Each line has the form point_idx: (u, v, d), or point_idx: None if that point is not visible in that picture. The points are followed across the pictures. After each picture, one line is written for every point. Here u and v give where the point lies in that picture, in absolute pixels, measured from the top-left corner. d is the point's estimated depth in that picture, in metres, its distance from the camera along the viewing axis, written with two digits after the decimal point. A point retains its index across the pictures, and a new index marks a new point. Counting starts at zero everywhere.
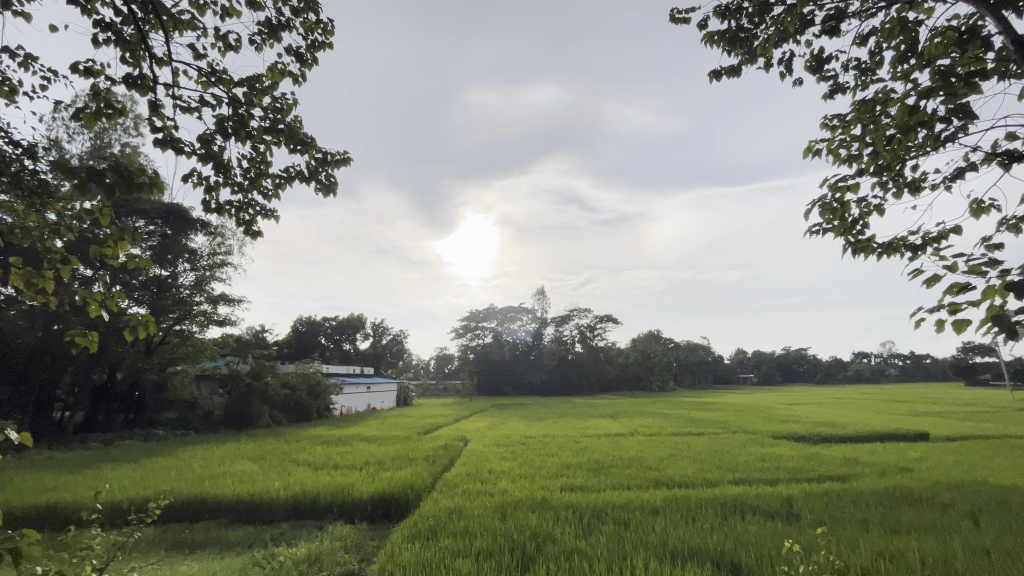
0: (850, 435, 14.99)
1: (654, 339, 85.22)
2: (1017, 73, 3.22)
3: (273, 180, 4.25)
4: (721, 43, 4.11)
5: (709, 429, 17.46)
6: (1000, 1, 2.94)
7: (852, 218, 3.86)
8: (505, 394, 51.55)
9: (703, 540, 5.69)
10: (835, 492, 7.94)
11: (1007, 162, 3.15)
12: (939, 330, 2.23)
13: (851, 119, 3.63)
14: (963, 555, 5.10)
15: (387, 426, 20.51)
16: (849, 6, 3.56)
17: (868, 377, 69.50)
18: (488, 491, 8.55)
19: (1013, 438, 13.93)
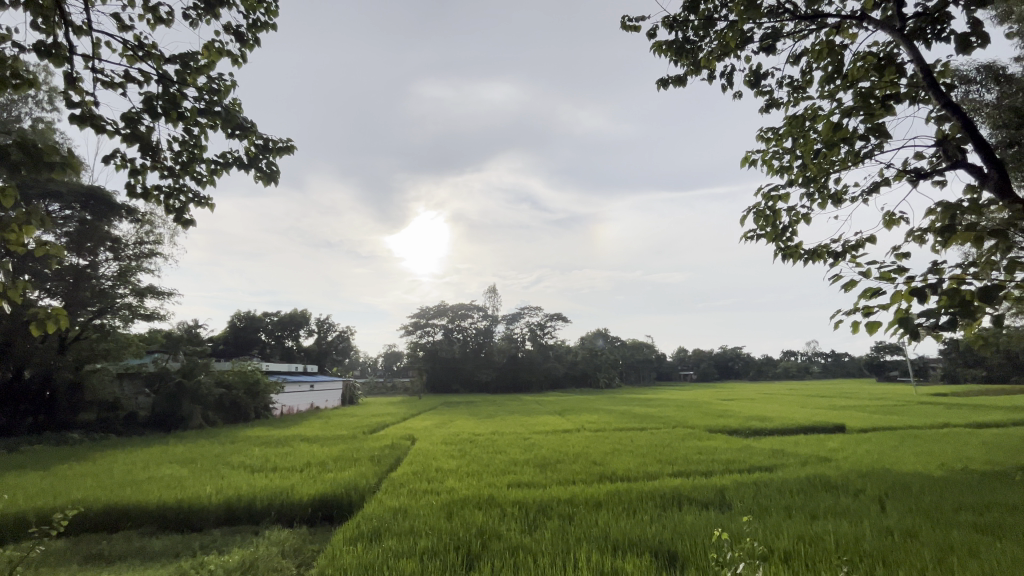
0: (778, 428, 16.08)
1: (602, 338, 87.54)
2: (926, 99, 3.55)
3: (207, 165, 4.02)
4: (668, 53, 4.23)
5: (651, 424, 18.17)
6: (913, 31, 3.24)
7: (782, 226, 4.11)
8: (455, 392, 51.27)
9: (644, 531, 5.90)
10: (763, 482, 8.49)
11: (915, 179, 3.48)
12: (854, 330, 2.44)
13: (783, 132, 3.87)
14: (870, 535, 5.62)
15: (330, 426, 19.83)
16: (785, 25, 3.78)
17: (795, 373, 74.73)
18: (435, 490, 8.47)
19: (915, 429, 15.44)
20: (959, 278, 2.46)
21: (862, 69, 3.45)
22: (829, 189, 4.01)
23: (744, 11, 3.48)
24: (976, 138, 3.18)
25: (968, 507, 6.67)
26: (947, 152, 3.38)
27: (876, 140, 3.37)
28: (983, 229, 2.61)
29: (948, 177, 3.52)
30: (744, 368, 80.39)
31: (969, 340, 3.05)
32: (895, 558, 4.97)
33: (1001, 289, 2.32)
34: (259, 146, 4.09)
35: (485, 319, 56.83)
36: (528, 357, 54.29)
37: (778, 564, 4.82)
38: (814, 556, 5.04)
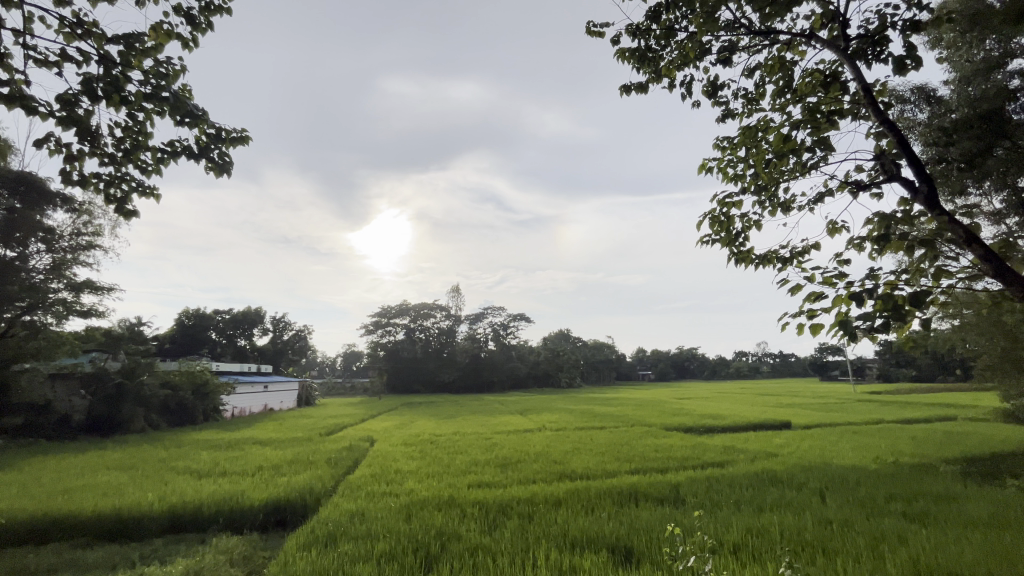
0: (729, 426, 16.74)
1: (564, 339, 88.59)
2: (866, 116, 3.77)
3: (153, 153, 3.81)
4: (630, 60, 4.30)
5: (610, 423, 18.53)
6: (855, 51, 3.44)
7: (736, 231, 4.25)
8: (416, 392, 50.58)
9: (602, 528, 6.00)
10: (715, 477, 8.82)
11: (855, 190, 3.69)
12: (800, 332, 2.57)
13: (737, 142, 4.01)
14: (812, 525, 5.95)
15: (284, 428, 19.13)
16: (740, 40, 3.92)
17: (746, 373, 78.11)
18: (393, 492, 8.32)
19: (852, 425, 16.45)
20: (892, 283, 2.65)
21: (810, 85, 3.62)
22: (778, 198, 4.18)
23: (702, 23, 3.58)
24: (910, 154, 3.41)
25: (898, 498, 7.17)
26: (884, 166, 3.61)
27: (821, 153, 3.56)
28: (913, 238, 2.82)
29: (884, 190, 3.76)
30: (699, 368, 83.28)
31: (901, 342, 3.27)
32: (832, 546, 5.29)
33: (929, 294, 2.52)
34: (211, 135, 3.92)
35: (448, 319, 56.31)
36: (491, 357, 54.24)
37: (727, 556, 5.02)
38: (760, 547, 5.28)
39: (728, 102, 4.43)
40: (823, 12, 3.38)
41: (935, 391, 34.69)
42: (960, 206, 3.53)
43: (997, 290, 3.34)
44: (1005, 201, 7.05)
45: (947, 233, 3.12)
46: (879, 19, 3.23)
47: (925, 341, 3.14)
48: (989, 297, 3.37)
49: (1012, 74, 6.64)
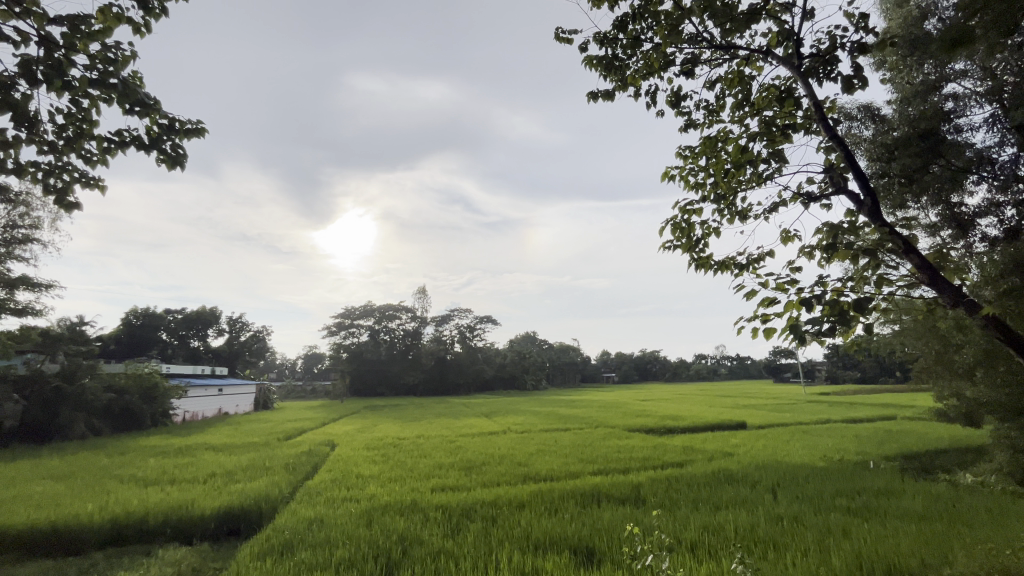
0: (689, 426, 17.24)
1: (530, 340, 89.00)
2: (816, 131, 3.96)
3: (99, 142, 3.59)
4: (598, 67, 4.25)
5: (574, 425, 18.74)
6: (808, 69, 3.61)
7: (698, 238, 4.13)
8: (380, 395, 49.69)
9: (565, 529, 6.04)
10: (674, 477, 9.04)
11: (807, 202, 3.84)
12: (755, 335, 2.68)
13: (698, 152, 4.11)
14: (764, 522, 6.18)
15: (239, 432, 18.38)
16: (702, 54, 4.03)
17: (705, 375, 80.72)
18: (354, 497, 8.13)
19: (802, 425, 17.23)
20: (838, 290, 2.79)
21: (766, 100, 3.77)
22: (737, 207, 4.17)
23: (666, 35, 3.65)
24: (856, 169, 3.61)
25: (843, 494, 7.55)
26: (833, 179, 3.80)
27: (776, 165, 3.70)
28: (858, 248, 2.98)
29: (832, 203, 3.95)
30: (661, 370, 85.39)
31: (846, 346, 3.44)
32: (783, 541, 5.52)
33: (871, 301, 2.67)
34: (163, 125, 3.73)
35: (414, 320, 55.60)
36: (457, 359, 53.89)
37: (684, 554, 5.14)
38: (716, 545, 5.44)
39: (691, 114, 4.21)
40: (779, 31, 3.53)
41: (876, 392, 36.78)
42: (899, 219, 3.76)
43: (932, 298, 3.58)
44: (940, 215, 7.56)
45: (889, 243, 3.30)
46: (830, 40, 3.40)
47: (870, 344, 3.29)
48: (924, 304, 3.60)
49: (946, 96, 7.16)
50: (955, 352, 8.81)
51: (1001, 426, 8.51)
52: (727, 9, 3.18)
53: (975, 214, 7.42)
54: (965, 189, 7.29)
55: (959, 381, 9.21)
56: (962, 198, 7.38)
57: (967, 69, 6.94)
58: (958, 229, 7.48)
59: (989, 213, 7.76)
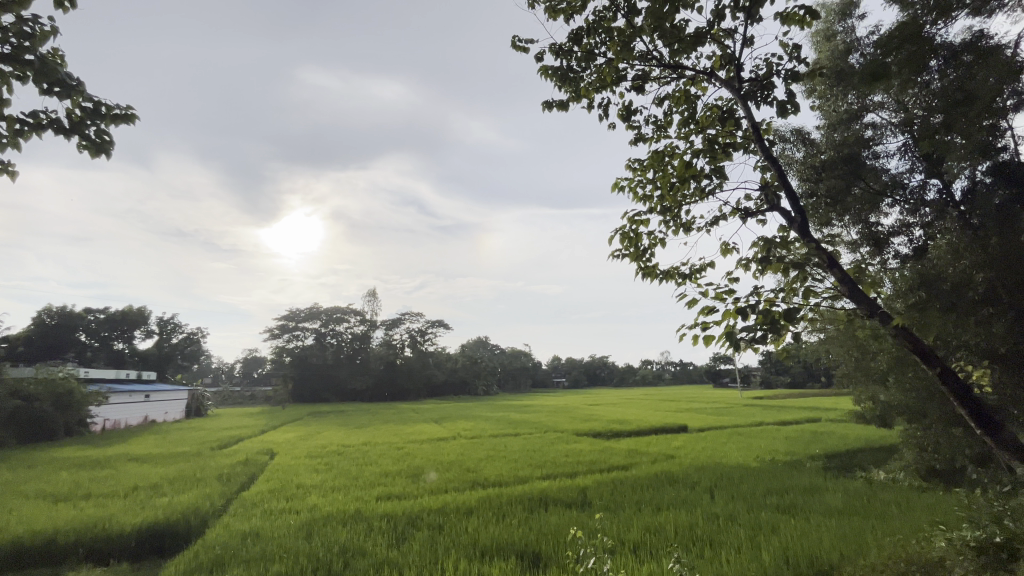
0: (635, 430, 17.76)
1: (482, 346, 88.75)
2: (753, 150, 4.20)
3: (8, 124, 3.26)
4: (552, 78, 4.16)
5: (523, 430, 18.86)
6: (747, 92, 3.83)
7: (645, 248, 3.99)
8: (325, 400, 47.85)
9: (511, 534, 6.06)
10: (619, 480, 9.28)
11: (744, 217, 4.02)
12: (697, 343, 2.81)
13: (646, 165, 4.18)
14: (701, 521, 6.46)
15: (168, 442, 17.12)
16: (652, 71, 4.16)
17: (651, 380, 83.64)
18: (294, 509, 7.76)
19: (738, 427, 18.20)
20: (771, 300, 2.97)
21: (710, 119, 3.96)
22: (681, 219, 4.19)
23: (618, 50, 3.76)
24: (788, 188, 3.86)
25: (773, 492, 8.02)
26: (767, 196, 4.05)
27: (717, 181, 3.89)
28: (788, 262, 3.21)
29: (767, 219, 4.19)
30: (609, 375, 87.48)
31: (777, 354, 3.64)
32: (719, 539, 5.77)
33: (799, 310, 2.87)
34: (86, 109, 3.44)
35: (362, 324, 54.10)
36: (407, 364, 52.86)
37: (625, 555, 5.27)
38: (656, 545, 5.62)
39: (641, 127, 4.19)
40: (722, 54, 3.72)
41: (804, 397, 39.31)
42: (825, 236, 4.06)
43: (851, 309, 3.89)
44: (860, 233, 8.23)
45: (815, 257, 3.56)
46: (767, 67, 3.62)
47: (799, 351, 3.49)
48: (845, 315, 3.90)
49: (866, 125, 7.84)
50: (870, 359, 9.60)
51: (909, 426, 9.34)
52: (675, 30, 3.32)
53: (889, 233, 8.13)
54: (881, 210, 7.99)
55: (874, 386, 10.04)
56: (878, 218, 8.08)
57: (884, 101, 7.62)
58: (875, 246, 8.16)
59: (901, 232, 8.53)
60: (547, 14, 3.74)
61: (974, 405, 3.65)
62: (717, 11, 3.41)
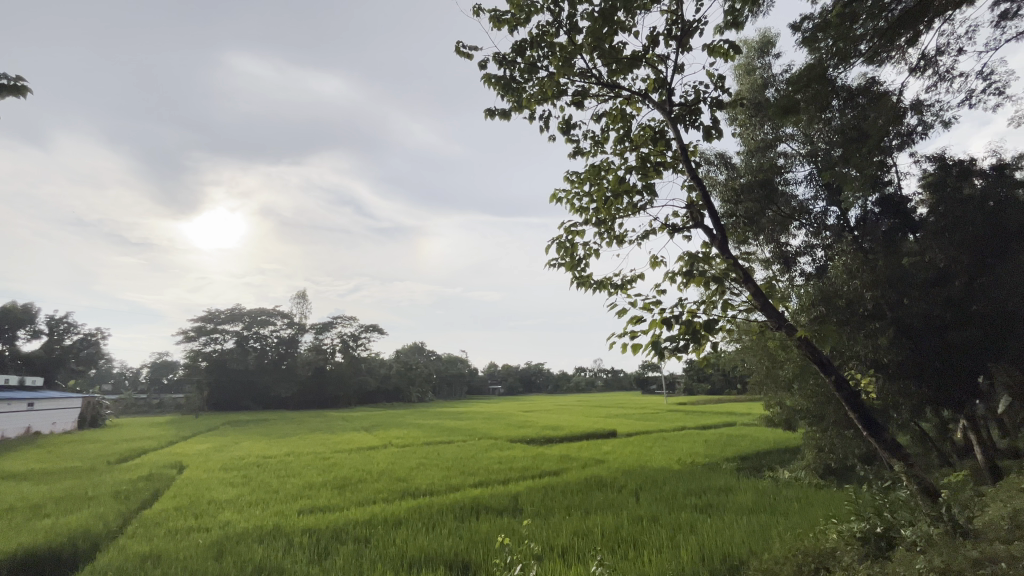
0: (567, 436, 18.09)
1: (418, 352, 86.99)
2: (681, 169, 4.46)
3: None
4: (496, 86, 4.16)
5: (457, 437, 18.68)
6: (677, 116, 4.08)
7: (580, 258, 4.08)
8: (245, 409, 44.67)
9: (439, 544, 5.96)
10: (550, 485, 9.42)
11: (672, 232, 4.24)
12: (626, 350, 2.95)
13: (583, 178, 4.29)
14: (626, 523, 6.70)
15: (53, 456, 15.15)
16: (590, 88, 4.31)
17: (584, 387, 86.06)
18: (205, 527, 7.15)
19: (662, 432, 19.13)
20: (693, 311, 3.16)
21: (643, 138, 4.16)
22: (614, 232, 4.33)
23: (560, 66, 3.86)
24: (711, 206, 4.15)
25: (692, 493, 8.50)
26: (692, 213, 4.32)
27: (648, 197, 4.09)
28: (709, 275, 3.44)
29: (691, 234, 4.46)
30: (545, 382, 88.78)
31: (698, 362, 3.85)
32: (641, 540, 6.02)
33: (718, 321, 3.09)
34: None
35: (290, 327, 51.28)
36: (337, 370, 50.65)
37: (553, 560, 5.34)
38: (583, 548, 5.76)
39: (579, 141, 4.31)
40: (655, 78, 3.94)
41: (722, 402, 42.12)
42: (741, 253, 4.39)
43: (765, 321, 4.21)
44: (772, 252, 8.98)
45: (733, 272, 3.83)
46: (695, 93, 3.88)
47: (718, 359, 3.72)
48: (757, 326, 4.22)
49: (778, 154, 8.61)
50: (778, 367, 10.48)
51: (810, 429, 10.27)
52: (613, 51, 3.48)
53: (796, 252, 8.94)
54: (790, 232, 8.78)
55: (782, 392, 10.94)
56: (788, 238, 8.87)
57: (794, 133, 8.43)
58: (784, 264, 8.95)
59: (806, 252, 9.40)
60: (491, 24, 3.77)
61: (861, 409, 4.07)
62: (653, 37, 3.62)
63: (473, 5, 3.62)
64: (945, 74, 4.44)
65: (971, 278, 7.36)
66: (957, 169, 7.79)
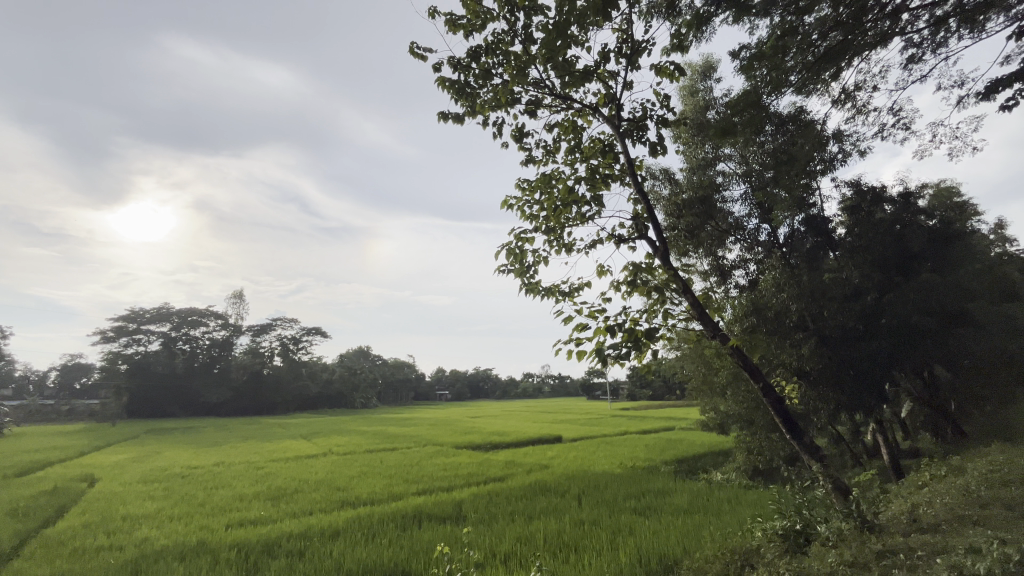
0: (512, 442, 18.12)
1: (363, 356, 84.42)
2: (628, 182, 4.61)
3: None
4: (450, 90, 4.15)
5: (401, 443, 18.24)
6: (625, 131, 4.23)
7: (529, 264, 4.13)
8: (170, 416, 41.49)
9: (378, 555, 5.79)
10: (494, 492, 9.38)
11: (617, 242, 4.38)
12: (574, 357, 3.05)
13: (534, 185, 4.35)
14: (568, 527, 6.79)
15: None
16: (543, 98, 4.38)
17: (531, 393, 86.77)
18: (118, 545, 6.55)
19: (605, 437, 19.59)
20: (635, 320, 3.30)
21: (593, 150, 4.28)
22: (563, 240, 4.42)
23: (514, 74, 3.90)
24: (654, 219, 4.32)
25: (632, 496, 8.76)
26: (637, 226, 4.48)
27: (596, 208, 4.22)
28: (651, 285, 3.59)
29: (635, 245, 4.62)
30: (493, 388, 88.68)
31: (640, 369, 3.98)
32: (581, 543, 6.13)
33: (658, 330, 3.24)
34: None
35: (225, 329, 48.31)
36: (275, 375, 48.17)
37: (495, 568, 5.32)
38: (524, 553, 5.79)
39: (531, 149, 4.38)
40: (606, 93, 4.07)
41: (662, 408, 43.72)
42: (680, 265, 4.59)
43: (702, 330, 4.41)
44: (710, 264, 9.47)
45: (673, 283, 4.01)
46: (642, 110, 4.05)
47: (658, 367, 3.86)
48: (694, 335, 4.41)
49: (718, 173, 9.13)
50: (713, 374, 11.01)
51: (742, 433, 10.86)
52: (566, 64, 3.57)
53: (731, 266, 9.48)
54: (726, 247, 9.30)
55: (716, 398, 11.52)
56: (724, 252, 9.40)
57: (731, 154, 8.97)
58: (721, 276, 9.45)
59: (741, 266, 9.97)
60: (446, 27, 3.77)
61: (784, 413, 4.34)
62: (604, 53, 3.75)
63: (429, 7, 3.61)
64: (861, 107, 4.88)
65: (880, 294, 8.17)
66: (870, 195, 8.59)
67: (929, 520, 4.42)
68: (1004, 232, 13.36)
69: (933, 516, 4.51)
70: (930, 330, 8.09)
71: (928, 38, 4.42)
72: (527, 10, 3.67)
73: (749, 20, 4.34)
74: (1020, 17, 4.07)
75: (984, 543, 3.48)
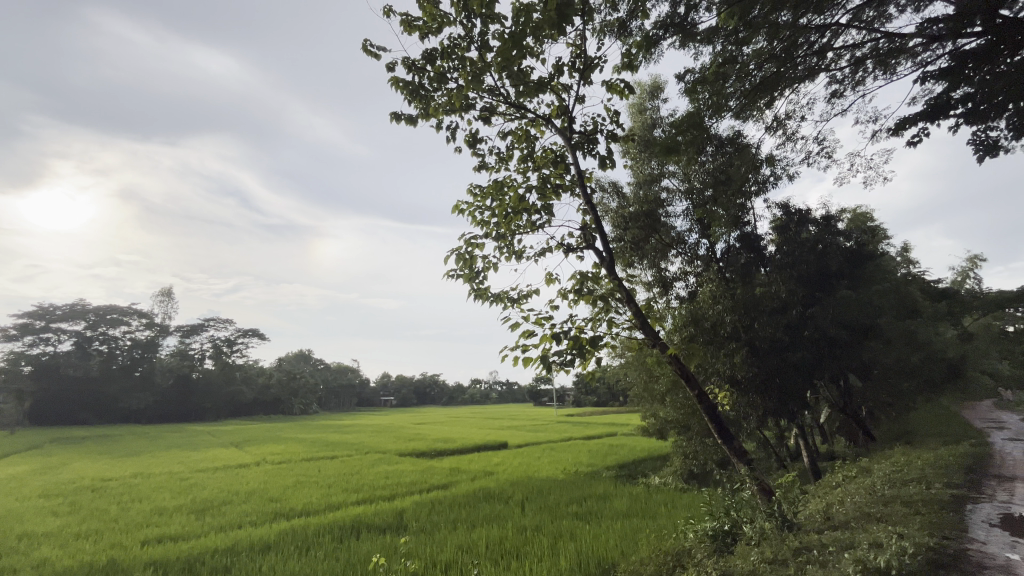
0: (458, 449, 17.90)
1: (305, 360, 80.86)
2: (577, 193, 4.73)
3: None
4: (403, 91, 4.10)
5: (342, 451, 17.58)
6: (576, 142, 4.35)
7: (479, 270, 4.15)
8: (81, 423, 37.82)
9: (311, 569, 5.53)
10: (437, 499, 9.24)
11: (566, 251, 4.49)
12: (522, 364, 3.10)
13: (486, 192, 4.38)
14: (510, 534, 6.80)
15: None
16: (497, 106, 4.43)
17: (478, 399, 86.30)
18: (11, 568, 5.87)
19: (550, 443, 19.78)
20: (580, 328, 3.40)
21: (544, 160, 4.36)
22: (513, 247, 4.46)
23: (468, 79, 3.91)
24: (601, 230, 4.46)
25: (574, 500, 8.93)
26: (585, 236, 4.60)
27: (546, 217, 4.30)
28: (597, 294, 3.70)
29: (582, 255, 4.75)
30: (440, 394, 87.51)
31: (585, 376, 4.08)
32: (523, 549, 6.18)
33: (601, 337, 3.34)
34: None
35: (150, 329, 44.73)
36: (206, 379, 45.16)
37: None
38: (465, 561, 5.76)
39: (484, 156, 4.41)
40: (559, 105, 4.17)
41: (607, 414, 44.72)
42: (626, 275, 4.75)
43: (644, 339, 4.57)
44: (653, 276, 9.85)
45: (618, 292, 4.14)
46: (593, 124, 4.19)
47: (602, 373, 3.97)
48: (636, 344, 4.57)
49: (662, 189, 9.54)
50: (653, 382, 11.43)
51: (679, 438, 11.33)
52: (521, 74, 3.62)
53: (673, 278, 9.89)
54: (669, 259, 9.71)
55: (656, 404, 11.96)
56: (666, 265, 9.80)
57: (675, 171, 9.42)
58: (663, 287, 9.86)
59: (681, 278, 10.45)
60: (402, 27, 3.73)
61: (717, 419, 4.58)
62: (558, 67, 3.85)
63: (384, 6, 3.57)
64: (791, 135, 5.28)
65: (803, 308, 8.82)
66: (797, 216, 9.29)
67: (840, 518, 4.78)
68: (909, 254, 14.84)
69: (843, 514, 4.90)
70: (846, 342, 8.84)
71: (848, 77, 4.86)
72: (484, 18, 3.69)
73: (694, 47, 4.59)
74: (924, 64, 4.56)
75: (885, 538, 3.81)
